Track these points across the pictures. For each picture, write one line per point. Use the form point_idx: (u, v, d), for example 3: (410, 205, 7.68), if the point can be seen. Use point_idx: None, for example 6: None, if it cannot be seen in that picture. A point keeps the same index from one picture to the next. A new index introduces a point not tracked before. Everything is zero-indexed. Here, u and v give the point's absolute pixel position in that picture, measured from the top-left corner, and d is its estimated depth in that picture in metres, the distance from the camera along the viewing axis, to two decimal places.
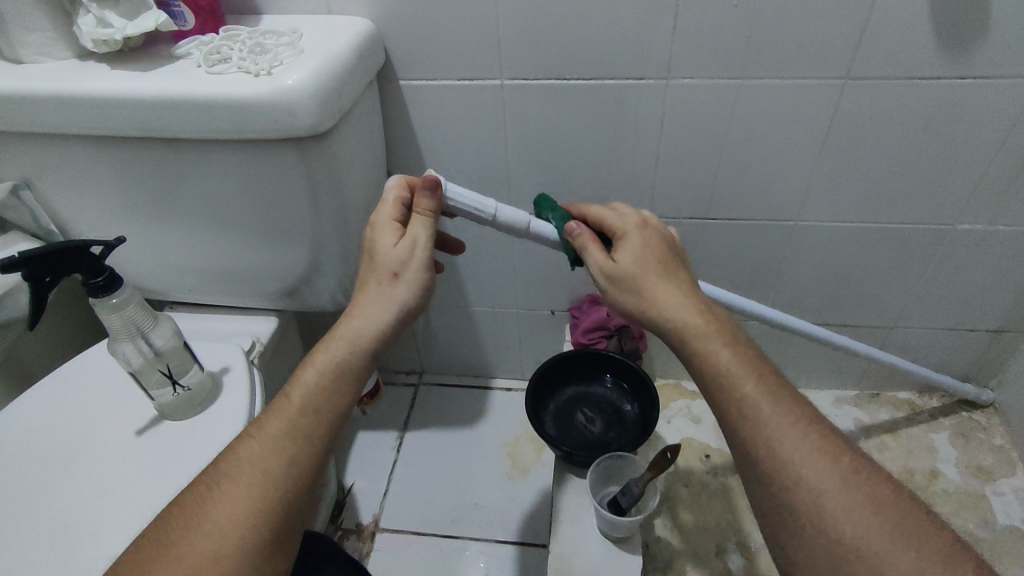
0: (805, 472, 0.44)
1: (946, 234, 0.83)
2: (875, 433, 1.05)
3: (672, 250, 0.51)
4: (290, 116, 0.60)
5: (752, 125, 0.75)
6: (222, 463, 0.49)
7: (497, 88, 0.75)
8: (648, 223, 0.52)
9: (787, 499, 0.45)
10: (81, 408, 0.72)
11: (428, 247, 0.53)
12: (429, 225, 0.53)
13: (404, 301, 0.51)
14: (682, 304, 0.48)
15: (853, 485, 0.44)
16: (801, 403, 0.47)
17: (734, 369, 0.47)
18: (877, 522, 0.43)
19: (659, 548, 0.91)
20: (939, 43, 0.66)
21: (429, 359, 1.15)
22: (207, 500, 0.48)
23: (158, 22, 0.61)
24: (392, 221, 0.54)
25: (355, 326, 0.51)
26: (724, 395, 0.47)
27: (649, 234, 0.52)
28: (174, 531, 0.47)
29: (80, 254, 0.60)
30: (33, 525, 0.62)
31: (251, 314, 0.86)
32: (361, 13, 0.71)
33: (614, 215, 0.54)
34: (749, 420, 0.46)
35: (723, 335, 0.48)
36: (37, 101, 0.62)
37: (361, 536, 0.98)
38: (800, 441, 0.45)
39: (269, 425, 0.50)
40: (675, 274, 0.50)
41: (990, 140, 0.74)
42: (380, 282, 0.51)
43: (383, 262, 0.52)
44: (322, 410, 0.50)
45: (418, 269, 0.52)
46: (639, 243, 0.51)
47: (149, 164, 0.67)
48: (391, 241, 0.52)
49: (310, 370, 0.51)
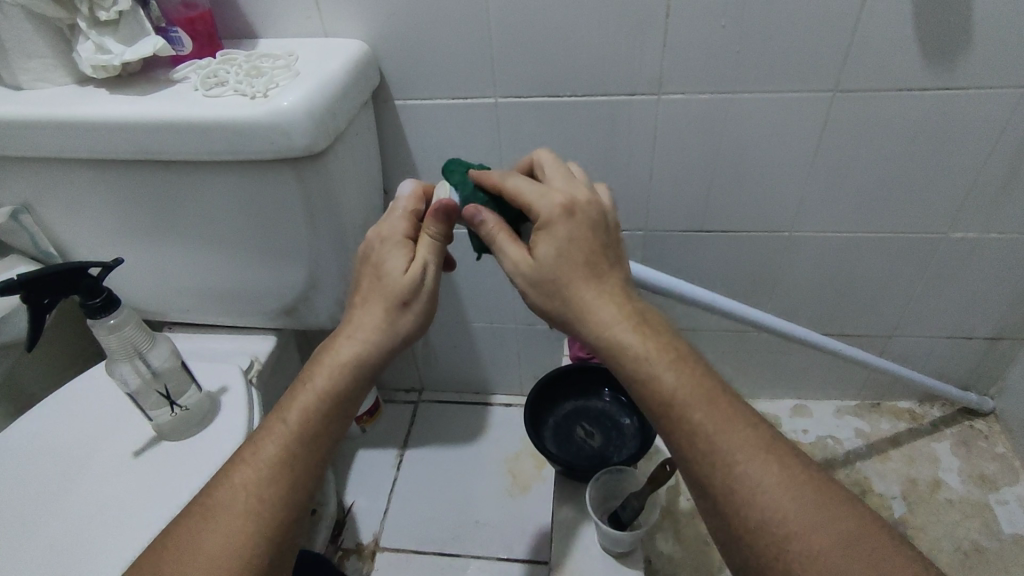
0: (762, 505, 0.44)
1: (941, 242, 0.84)
2: (877, 444, 1.05)
3: (601, 240, 0.48)
4: (286, 136, 0.61)
5: (743, 139, 0.76)
6: (216, 490, 0.49)
7: (491, 106, 0.76)
8: (573, 207, 0.48)
9: (747, 532, 0.44)
10: (79, 429, 0.72)
11: (436, 277, 0.52)
12: (438, 250, 0.53)
13: (406, 332, 0.52)
14: (614, 318, 0.47)
15: (814, 514, 0.44)
16: (757, 426, 0.47)
17: (681, 395, 0.46)
18: (841, 555, 0.43)
19: (660, 564, 0.91)
20: (926, 55, 0.68)
21: (428, 375, 1.15)
22: (203, 530, 0.47)
23: (155, 47, 0.62)
24: (402, 237, 0.53)
25: (353, 352, 0.51)
26: (672, 421, 0.47)
27: (576, 220, 0.47)
28: (166, 564, 0.46)
29: (79, 275, 0.61)
30: (29, 549, 0.62)
31: (250, 334, 0.87)
32: (356, 35, 0.72)
33: (537, 196, 0.48)
34: (700, 452, 0.46)
35: (666, 356, 0.47)
36: (36, 126, 0.63)
37: (362, 556, 0.98)
38: (755, 472, 0.45)
39: (264, 451, 0.50)
40: (602, 276, 0.48)
41: (981, 148, 0.74)
42: (388, 308, 0.51)
43: (391, 287, 0.51)
44: (319, 435, 0.51)
45: (423, 298, 0.52)
46: (564, 237, 0.47)
47: (147, 187, 0.68)
48: (401, 263, 0.51)
49: (309, 394, 0.51)
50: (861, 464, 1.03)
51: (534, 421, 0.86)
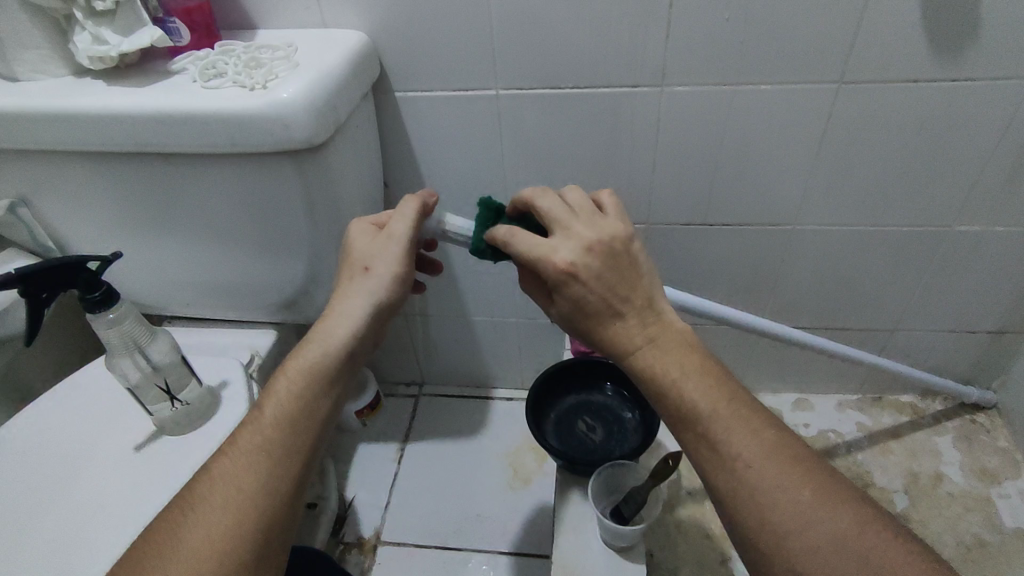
0: (762, 507, 0.43)
1: (945, 235, 0.83)
2: (879, 437, 1.05)
3: (612, 285, 0.46)
4: (285, 129, 0.60)
5: (747, 132, 0.75)
6: (195, 483, 0.48)
7: (493, 97, 0.75)
8: (576, 266, 0.46)
9: (748, 530, 0.44)
10: (79, 424, 0.72)
11: (407, 237, 0.54)
12: (409, 221, 0.54)
13: (381, 297, 0.52)
14: (639, 345, 0.47)
15: (813, 509, 0.42)
16: (766, 426, 0.46)
17: (692, 405, 0.46)
18: (840, 554, 0.41)
19: (663, 557, 0.91)
20: (931, 46, 0.67)
21: (429, 370, 1.15)
22: (181, 524, 0.46)
23: (153, 38, 0.61)
24: (368, 222, 0.56)
25: (326, 332, 0.52)
26: (687, 428, 0.47)
27: (584, 278, 0.46)
28: (145, 561, 0.44)
29: (77, 269, 0.60)
30: (30, 544, 0.62)
31: (250, 328, 0.86)
32: (355, 27, 0.71)
33: (540, 261, 0.47)
34: (709, 455, 0.45)
35: (683, 368, 0.47)
36: (32, 118, 0.63)
37: (363, 549, 0.97)
38: (757, 474, 0.44)
39: (244, 442, 0.50)
40: (627, 311, 0.47)
41: (986, 141, 0.74)
42: (354, 278, 0.53)
43: (356, 256, 0.54)
44: (297, 423, 0.51)
45: (385, 262, 0.53)
46: (574, 296, 0.47)
47: (145, 180, 0.67)
48: (366, 236, 0.55)
49: (284, 382, 0.52)
50: (862, 458, 1.02)
51: (536, 415, 0.86)
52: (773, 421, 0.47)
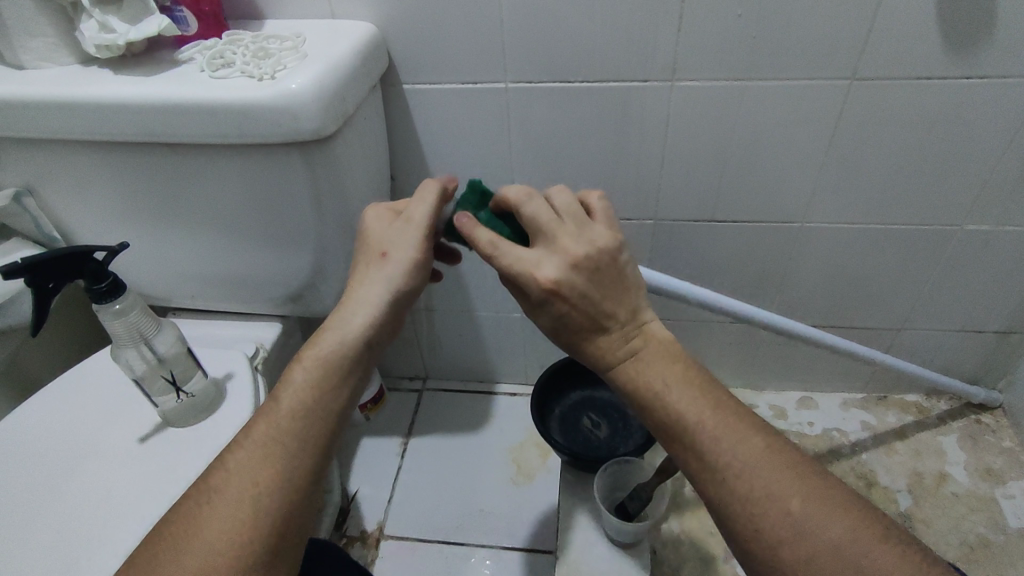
0: (755, 518, 0.42)
1: (954, 234, 0.83)
2: (883, 437, 1.04)
3: (595, 299, 0.45)
4: (293, 119, 0.60)
5: (758, 128, 0.74)
6: (211, 475, 0.48)
7: (502, 90, 0.75)
8: (559, 283, 0.44)
9: (744, 540, 0.43)
10: (85, 415, 0.71)
11: (426, 223, 0.53)
12: (428, 209, 0.53)
13: (399, 285, 0.52)
14: (623, 358, 0.47)
15: (806, 517, 0.42)
16: (756, 432, 0.45)
17: (681, 416, 0.45)
18: (833, 560, 0.41)
19: (666, 553, 0.91)
20: (946, 43, 0.66)
21: (433, 364, 1.15)
22: (199, 515, 0.46)
23: (160, 27, 0.61)
24: (385, 208, 0.55)
25: (343, 320, 0.52)
26: (672, 439, 0.46)
27: (567, 295, 0.45)
28: (164, 554, 0.45)
29: (84, 259, 0.60)
30: (36, 535, 0.61)
31: (256, 321, 0.86)
32: (365, 18, 0.71)
33: (521, 277, 0.45)
34: (701, 466, 0.44)
35: (670, 379, 0.46)
36: (38, 106, 0.62)
37: (366, 543, 0.97)
38: (748, 486, 0.43)
39: (260, 431, 0.49)
40: (611, 326, 0.47)
41: (998, 140, 0.73)
42: (371, 264, 0.53)
43: (373, 242, 0.53)
44: (314, 412, 0.50)
45: (402, 250, 0.52)
46: (558, 313, 0.46)
47: (152, 170, 0.67)
48: (381, 222, 0.54)
49: (301, 371, 0.51)
50: (866, 457, 1.02)
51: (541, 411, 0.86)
52: (762, 426, 0.46)
